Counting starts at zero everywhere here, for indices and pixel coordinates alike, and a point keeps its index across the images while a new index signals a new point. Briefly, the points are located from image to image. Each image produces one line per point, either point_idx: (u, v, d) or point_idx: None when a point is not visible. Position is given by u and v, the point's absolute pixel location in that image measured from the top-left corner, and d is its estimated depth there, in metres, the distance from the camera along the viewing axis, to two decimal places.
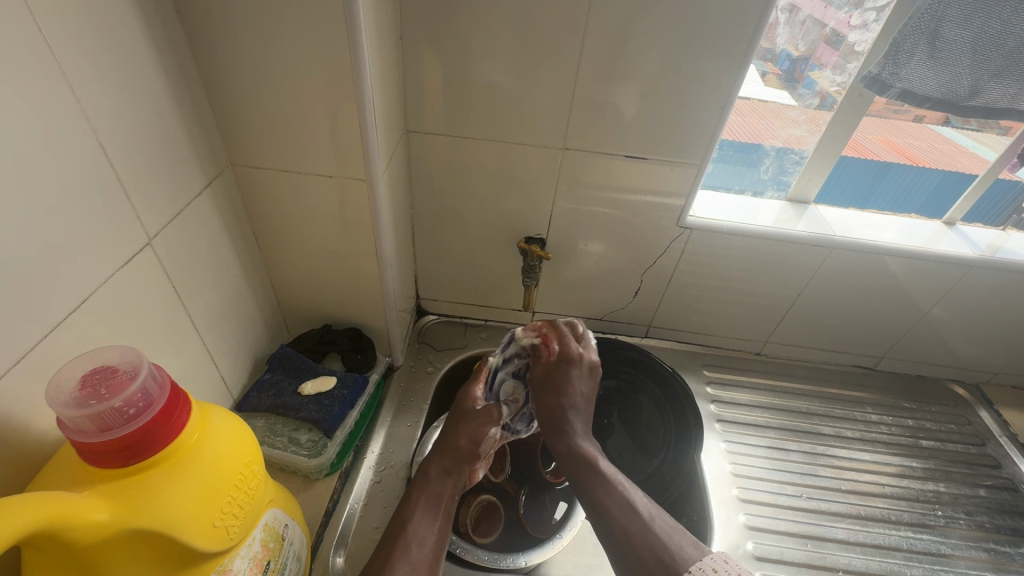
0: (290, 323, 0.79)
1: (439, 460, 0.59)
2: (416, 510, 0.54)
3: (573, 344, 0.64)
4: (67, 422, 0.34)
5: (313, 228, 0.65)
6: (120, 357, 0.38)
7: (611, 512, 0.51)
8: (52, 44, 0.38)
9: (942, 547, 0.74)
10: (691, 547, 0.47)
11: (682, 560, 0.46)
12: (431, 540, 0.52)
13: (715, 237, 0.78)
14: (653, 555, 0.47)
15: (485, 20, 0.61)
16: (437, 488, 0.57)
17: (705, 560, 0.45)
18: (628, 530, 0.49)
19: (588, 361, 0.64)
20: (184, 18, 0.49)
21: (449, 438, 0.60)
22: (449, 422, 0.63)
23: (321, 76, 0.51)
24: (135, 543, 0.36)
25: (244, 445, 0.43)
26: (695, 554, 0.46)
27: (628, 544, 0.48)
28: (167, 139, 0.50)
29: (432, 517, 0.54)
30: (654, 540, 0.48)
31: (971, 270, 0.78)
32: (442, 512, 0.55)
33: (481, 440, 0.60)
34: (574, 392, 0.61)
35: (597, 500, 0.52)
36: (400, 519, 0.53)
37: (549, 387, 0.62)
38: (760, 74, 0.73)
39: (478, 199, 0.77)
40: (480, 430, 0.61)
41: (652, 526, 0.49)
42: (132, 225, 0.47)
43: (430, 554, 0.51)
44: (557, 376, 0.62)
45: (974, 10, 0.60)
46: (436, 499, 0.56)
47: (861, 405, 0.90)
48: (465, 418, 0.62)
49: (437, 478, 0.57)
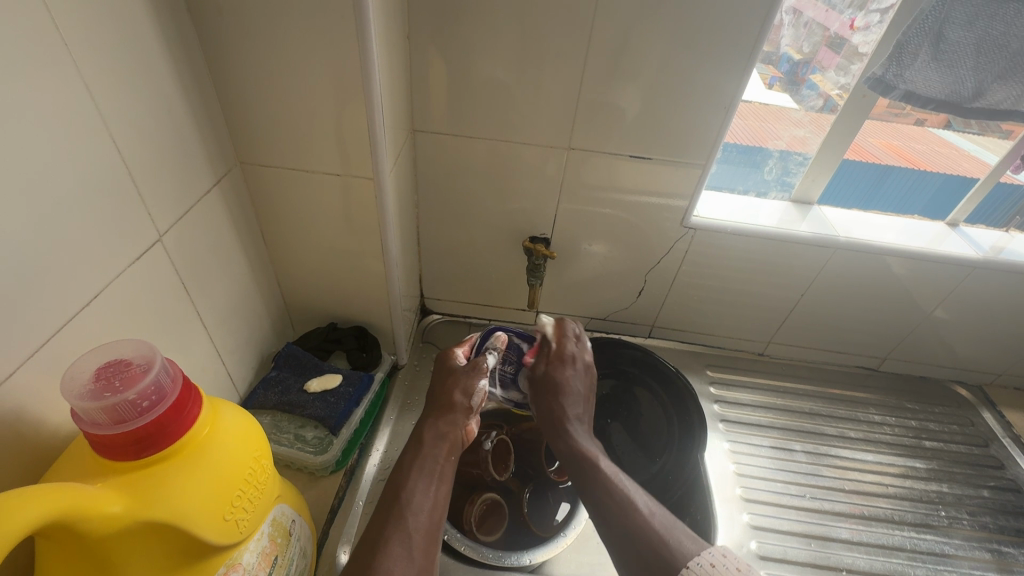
0: (295, 321, 0.79)
1: (432, 424, 0.59)
2: (412, 476, 0.53)
3: (570, 344, 0.68)
4: (81, 414, 0.34)
5: (320, 227, 0.65)
6: (133, 351, 0.39)
7: (609, 512, 0.51)
8: (70, 43, 0.38)
9: (945, 547, 0.74)
10: (691, 543, 0.46)
11: (680, 555, 0.45)
12: (428, 503, 0.52)
13: (720, 237, 0.78)
14: (652, 547, 0.46)
15: (491, 19, 0.61)
16: (434, 453, 0.56)
17: (703, 555, 0.44)
18: (628, 525, 0.49)
19: (584, 363, 0.67)
20: (195, 17, 0.50)
21: (443, 397, 0.62)
22: (440, 384, 0.64)
23: (330, 76, 0.52)
24: (149, 536, 0.36)
25: (252, 440, 0.44)
26: (695, 550, 0.45)
27: (629, 541, 0.48)
28: (177, 137, 0.51)
29: (429, 479, 0.54)
30: (652, 532, 0.47)
31: (975, 271, 0.79)
32: (440, 475, 0.55)
33: (474, 393, 0.62)
34: (569, 387, 0.64)
35: (597, 498, 0.53)
36: (394, 486, 0.53)
37: (546, 386, 0.65)
38: (771, 86, 0.74)
39: (483, 200, 0.77)
40: (472, 384, 0.63)
41: (652, 521, 0.49)
42: (143, 221, 0.47)
43: (426, 520, 0.50)
44: (556, 372, 0.65)
45: (977, 12, 0.60)
46: (434, 463, 0.55)
47: (864, 406, 0.91)
48: (455, 378, 0.64)
49: (431, 441, 0.57)
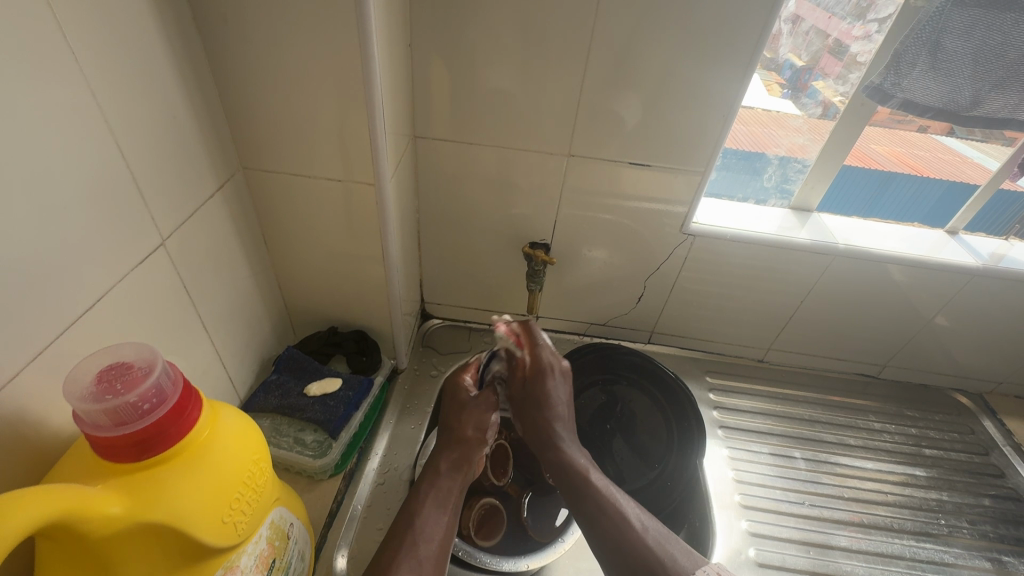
0: (296, 325, 0.80)
1: (448, 454, 0.59)
2: (426, 503, 0.54)
3: (545, 351, 0.65)
4: (83, 416, 0.35)
5: (321, 232, 0.66)
6: (136, 353, 0.39)
7: (607, 529, 0.50)
8: (77, 51, 0.39)
9: (944, 556, 0.73)
10: (685, 558, 0.48)
11: (677, 573, 0.46)
12: (440, 533, 0.52)
13: (718, 243, 0.79)
14: (647, 564, 0.47)
15: (492, 29, 0.62)
16: (449, 481, 0.57)
17: (700, 573, 0.46)
18: (623, 541, 0.49)
19: (560, 366, 0.65)
20: (200, 26, 0.51)
21: (455, 428, 0.62)
22: (450, 410, 0.64)
23: (332, 84, 0.53)
24: (148, 537, 0.36)
25: (251, 443, 0.44)
26: (690, 566, 0.47)
27: (622, 556, 0.48)
28: (181, 143, 0.51)
29: (442, 508, 0.54)
30: (647, 549, 0.48)
31: (974, 278, 0.79)
32: (451, 502, 0.55)
33: (486, 427, 0.63)
34: (556, 398, 0.63)
35: (590, 516, 0.52)
36: (409, 512, 0.53)
37: (530, 402, 0.63)
38: (792, 96, 0.75)
39: (484, 206, 0.78)
40: (484, 417, 0.63)
41: (646, 538, 0.49)
42: (146, 226, 0.48)
43: (438, 548, 0.50)
44: (535, 386, 0.63)
45: (975, 22, 0.60)
46: (448, 491, 0.56)
47: (864, 414, 0.90)
48: (466, 407, 0.63)
49: (447, 472, 0.58)
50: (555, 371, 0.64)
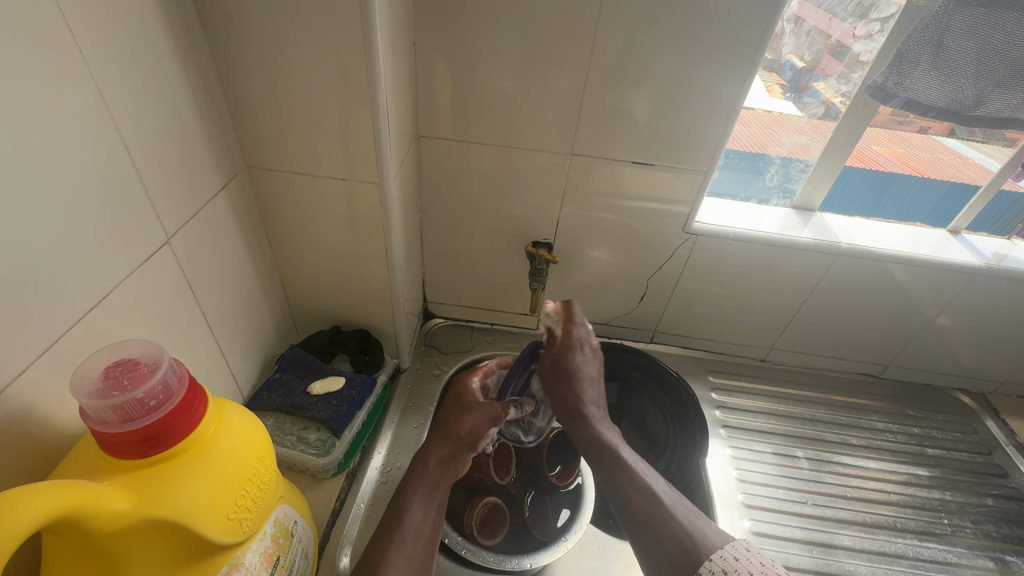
0: (298, 324, 0.80)
1: (438, 449, 0.55)
2: (414, 499, 0.51)
3: (577, 329, 0.61)
4: (90, 413, 0.35)
5: (325, 231, 0.66)
6: (142, 351, 0.39)
7: (637, 502, 0.50)
8: (84, 49, 0.39)
9: (948, 556, 0.73)
10: (715, 534, 0.45)
11: (703, 546, 0.44)
12: (427, 531, 0.50)
13: (720, 242, 0.79)
14: (676, 539, 0.45)
15: (496, 28, 0.62)
16: (434, 477, 0.54)
17: (727, 548, 0.43)
18: (652, 518, 0.48)
19: (592, 344, 0.62)
20: (205, 25, 0.51)
21: (449, 425, 0.57)
22: (452, 407, 0.60)
23: (337, 82, 0.53)
24: (154, 534, 0.36)
25: (256, 440, 0.44)
26: (719, 542, 0.44)
27: (653, 533, 0.47)
28: (187, 143, 0.52)
29: (428, 505, 0.51)
30: (678, 527, 0.46)
31: (977, 278, 0.79)
32: (439, 496, 0.53)
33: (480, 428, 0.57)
34: (584, 373, 0.60)
35: (621, 488, 0.51)
36: (396, 508, 0.50)
37: (557, 376, 0.61)
38: (795, 97, 0.75)
39: (487, 205, 0.78)
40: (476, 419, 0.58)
41: (676, 514, 0.47)
42: (151, 224, 0.48)
43: (425, 547, 0.49)
44: (564, 363, 0.60)
45: (977, 22, 0.60)
46: (432, 486, 0.53)
47: (867, 413, 0.90)
48: (467, 408, 0.59)
49: (435, 467, 0.54)
50: (586, 347, 0.62)
